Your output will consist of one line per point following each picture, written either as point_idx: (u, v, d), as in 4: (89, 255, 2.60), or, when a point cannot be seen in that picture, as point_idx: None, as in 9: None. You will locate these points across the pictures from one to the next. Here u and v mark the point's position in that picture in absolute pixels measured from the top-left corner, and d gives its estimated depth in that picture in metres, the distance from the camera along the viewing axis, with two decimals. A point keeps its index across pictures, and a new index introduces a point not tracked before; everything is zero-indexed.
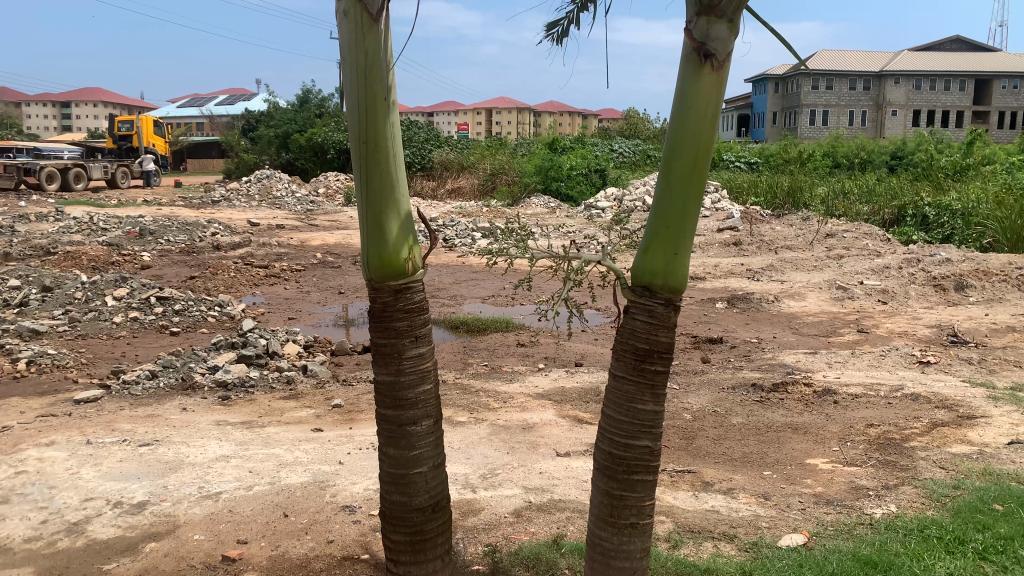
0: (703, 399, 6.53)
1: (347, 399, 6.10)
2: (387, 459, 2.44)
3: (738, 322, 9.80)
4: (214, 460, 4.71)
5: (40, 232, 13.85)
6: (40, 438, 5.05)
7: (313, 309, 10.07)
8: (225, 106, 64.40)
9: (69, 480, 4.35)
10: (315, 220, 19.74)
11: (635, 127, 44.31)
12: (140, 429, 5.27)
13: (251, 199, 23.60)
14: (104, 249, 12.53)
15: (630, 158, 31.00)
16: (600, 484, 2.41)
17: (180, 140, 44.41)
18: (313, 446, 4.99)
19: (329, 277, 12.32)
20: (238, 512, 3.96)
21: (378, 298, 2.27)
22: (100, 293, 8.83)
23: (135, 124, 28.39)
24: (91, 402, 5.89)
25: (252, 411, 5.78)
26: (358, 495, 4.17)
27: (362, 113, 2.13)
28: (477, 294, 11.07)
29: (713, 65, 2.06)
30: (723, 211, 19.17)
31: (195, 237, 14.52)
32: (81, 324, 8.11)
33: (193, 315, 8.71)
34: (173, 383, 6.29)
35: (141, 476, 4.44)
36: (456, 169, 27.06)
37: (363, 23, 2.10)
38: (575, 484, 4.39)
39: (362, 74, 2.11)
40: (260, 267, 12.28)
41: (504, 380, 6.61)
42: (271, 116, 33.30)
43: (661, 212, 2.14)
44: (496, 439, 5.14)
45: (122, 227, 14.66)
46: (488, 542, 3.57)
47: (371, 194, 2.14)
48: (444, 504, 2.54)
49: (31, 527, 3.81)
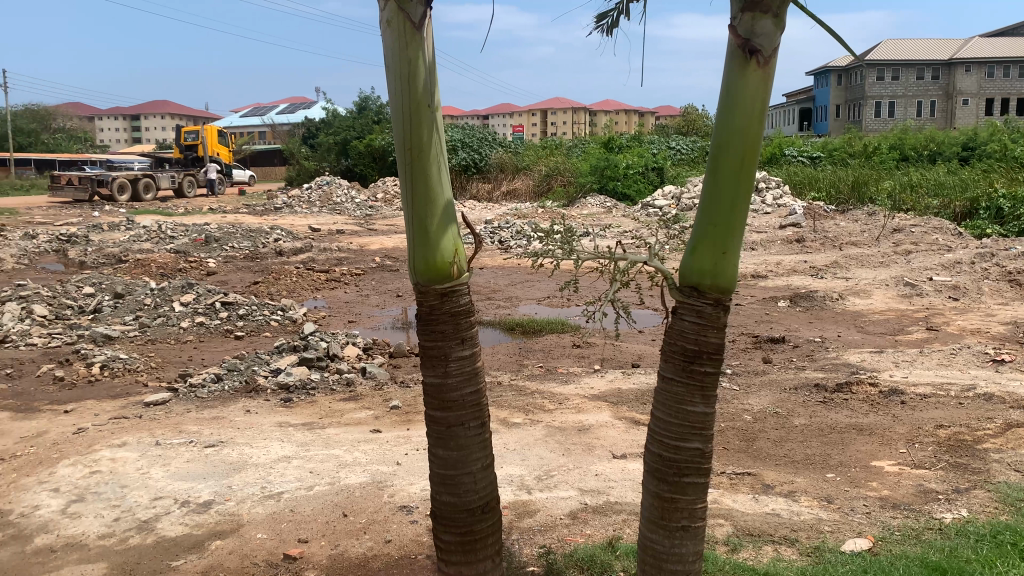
0: (764, 400, 6.40)
1: (405, 400, 6.18)
2: (436, 461, 2.47)
3: (802, 321, 9.58)
4: (276, 460, 4.83)
5: (113, 241, 14.42)
6: (113, 439, 5.25)
7: (372, 312, 10.23)
8: (287, 115, 65.97)
9: (139, 480, 4.53)
10: (374, 225, 20.08)
11: (693, 122, 43.68)
12: (205, 431, 5.44)
13: (312, 205, 24.12)
14: (172, 257, 12.92)
15: (688, 155, 30.57)
16: (651, 486, 2.39)
17: (243, 149, 45.73)
18: (372, 447, 5.07)
19: (387, 280, 12.50)
20: (300, 511, 4.05)
21: (424, 301, 2.29)
22: (168, 299, 9.13)
23: (200, 135, 29.27)
24: (160, 405, 6.10)
25: (312, 413, 5.89)
26: (416, 496, 4.21)
27: (406, 120, 2.17)
28: (532, 295, 11.10)
29: (758, 61, 2.04)
30: (785, 207, 18.79)
31: (258, 243, 14.89)
32: (150, 329, 8.42)
33: (256, 319, 8.93)
34: (237, 386, 6.48)
35: (207, 476, 4.59)
36: (511, 170, 27.15)
37: (407, 31, 2.14)
38: (632, 487, 4.35)
39: (407, 81, 2.15)
40: (321, 271, 12.55)
41: (560, 381, 6.60)
42: (329, 124, 33.99)
43: (708, 208, 2.12)
44: (552, 440, 5.14)
45: (189, 235, 15.14)
46: (543, 544, 3.57)
47: (415, 197, 2.17)
48: (494, 505, 2.55)
49: (105, 524, 4.00)
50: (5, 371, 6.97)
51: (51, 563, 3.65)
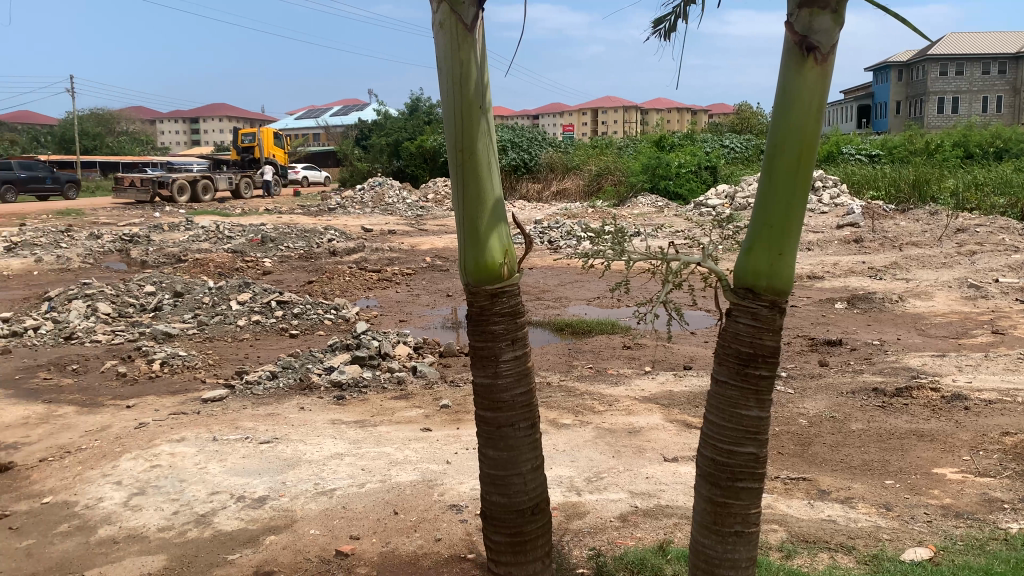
0: (821, 404, 6.25)
1: (454, 400, 6.20)
2: (486, 461, 2.47)
3: (859, 323, 9.34)
4: (329, 457, 4.90)
5: (173, 241, 14.82)
6: (172, 434, 5.40)
7: (423, 312, 10.31)
8: (340, 117, 66.95)
9: (197, 474, 4.65)
10: (424, 225, 20.24)
11: (747, 120, 42.97)
12: (261, 427, 5.55)
13: (364, 206, 24.44)
14: (229, 256, 13.22)
15: (742, 153, 30.09)
16: (704, 490, 2.35)
17: (297, 151, 46.59)
18: (422, 445, 5.11)
19: (437, 280, 12.59)
20: (351, 508, 4.10)
21: (475, 302, 2.30)
22: (225, 297, 9.34)
23: (256, 137, 29.90)
24: (217, 401, 6.25)
25: (364, 411, 5.97)
26: (465, 495, 4.23)
27: (457, 121, 2.18)
28: (582, 296, 11.05)
29: (816, 57, 2.00)
30: (843, 207, 18.35)
31: (312, 243, 15.14)
32: (208, 326, 8.63)
33: (310, 318, 9.09)
34: (292, 383, 6.60)
35: (262, 471, 4.68)
36: (561, 170, 27.10)
37: (459, 33, 2.15)
38: (683, 490, 4.29)
39: (458, 82, 2.16)
40: (372, 271, 12.70)
41: (610, 383, 6.55)
42: (381, 126, 34.38)
43: (762, 208, 2.08)
44: (601, 442, 5.11)
45: (246, 235, 15.48)
46: (593, 546, 3.55)
47: (466, 197, 2.17)
48: (544, 506, 2.54)
49: (164, 517, 4.12)
50: (71, 366, 7.23)
51: (113, 554, 3.77)
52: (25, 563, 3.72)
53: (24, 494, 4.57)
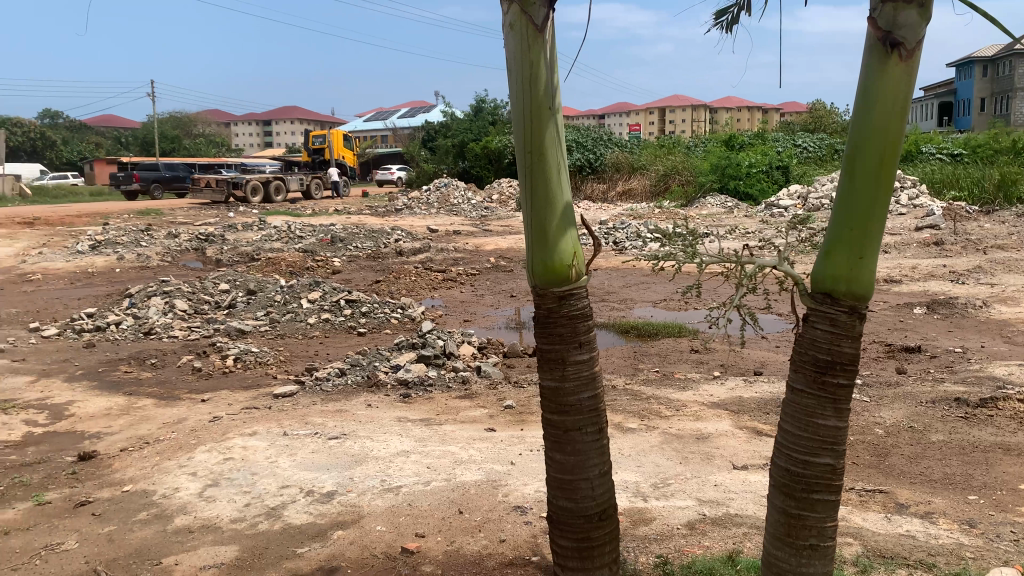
0: (898, 413, 6.03)
1: (518, 401, 6.20)
2: (554, 465, 2.46)
3: (940, 330, 8.98)
4: (395, 455, 4.96)
5: (246, 241, 15.25)
6: (244, 428, 5.55)
7: (487, 312, 10.35)
8: (408, 118, 67.88)
9: (268, 468, 4.76)
10: (489, 226, 20.33)
11: (822, 119, 41.84)
12: (329, 423, 5.66)
13: (430, 206, 24.69)
14: (299, 256, 13.54)
15: (816, 153, 29.33)
16: (777, 502, 2.29)
17: (366, 153, 47.42)
18: (487, 446, 5.12)
19: (502, 281, 12.63)
20: (417, 506, 4.14)
21: (543, 304, 2.28)
22: (296, 295, 9.55)
23: (326, 138, 30.54)
24: (287, 397, 6.40)
25: (430, 409, 6.02)
26: (529, 497, 4.22)
27: (526, 122, 2.16)
28: (648, 298, 10.92)
29: (900, 54, 1.92)
30: (922, 208, 17.69)
31: (380, 243, 15.37)
32: (280, 324, 8.85)
33: (378, 317, 9.23)
34: (359, 380, 6.71)
35: (330, 467, 4.76)
36: (627, 170, 26.88)
37: (530, 34, 2.13)
38: (753, 499, 4.19)
39: (527, 83, 2.15)
40: (438, 271, 12.82)
41: (677, 387, 6.45)
42: (448, 127, 34.72)
43: (842, 211, 2.01)
44: (668, 448, 5.03)
45: (316, 235, 15.82)
46: (659, 553, 3.50)
47: (535, 199, 2.16)
48: (612, 512, 2.52)
49: (237, 509, 4.23)
50: (150, 360, 7.51)
51: (189, 543, 3.89)
52: (106, 549, 3.87)
53: (105, 482, 4.75)
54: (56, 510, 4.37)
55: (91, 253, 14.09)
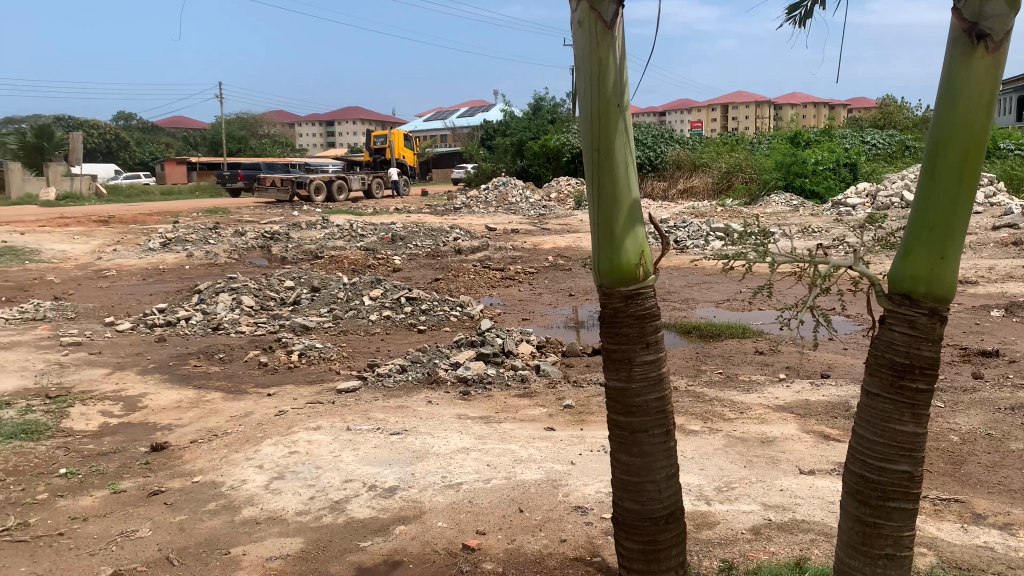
0: (973, 420, 5.81)
1: (578, 400, 6.18)
2: (619, 466, 2.43)
3: (1019, 334, 8.61)
4: (456, 451, 4.99)
5: (310, 239, 15.57)
6: (309, 422, 5.66)
7: (546, 310, 10.34)
8: (467, 118, 68.28)
9: (332, 462, 4.85)
10: (547, 224, 20.31)
11: (892, 115, 40.57)
12: (391, 419, 5.74)
13: (489, 205, 24.81)
14: (361, 254, 13.75)
15: (885, 150, 28.48)
16: (850, 509, 2.23)
17: (426, 152, 47.89)
18: (547, 445, 5.11)
19: (560, 279, 12.60)
20: (477, 503, 4.16)
21: (609, 303, 2.26)
22: (358, 293, 9.70)
23: (387, 138, 30.96)
24: (351, 392, 6.50)
25: (489, 407, 6.05)
26: (590, 497, 4.19)
27: (594, 119, 2.14)
28: (710, 298, 10.76)
29: (986, 47, 1.85)
30: (1000, 207, 17.00)
31: (439, 242, 15.51)
32: (343, 321, 9.01)
33: (438, 315, 9.31)
34: (420, 377, 6.78)
35: (392, 462, 4.82)
36: (688, 168, 26.54)
37: (598, 31, 2.11)
38: (820, 505, 4.08)
39: (596, 80, 2.13)
40: (497, 269, 12.86)
41: (741, 390, 6.33)
42: (507, 126, 34.83)
43: (922, 211, 1.95)
44: (732, 451, 4.94)
45: (377, 234, 16.05)
46: (724, 557, 3.44)
47: (602, 197, 2.13)
48: (678, 515, 2.49)
49: (302, 502, 4.32)
50: (218, 354, 7.72)
51: (256, 534, 3.99)
52: (177, 537, 4.00)
53: (177, 472, 4.91)
54: (130, 498, 4.53)
55: (162, 251, 14.56)
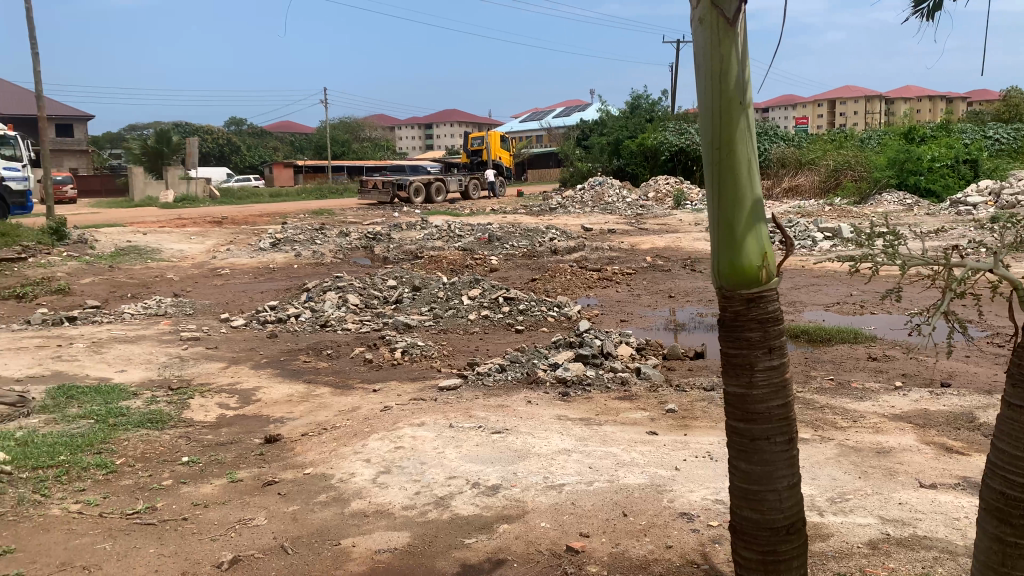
0: None
1: (681, 405, 6.08)
2: (738, 473, 2.38)
3: None
4: (557, 452, 4.99)
5: (410, 239, 15.93)
6: (413, 418, 5.78)
7: (644, 312, 10.22)
8: (563, 118, 68.27)
9: (436, 458, 4.94)
10: (645, 224, 20.09)
11: (1018, 107, 38.04)
12: (492, 417, 5.79)
13: (585, 205, 24.73)
14: (460, 254, 13.97)
15: (1011, 145, 26.76)
16: (990, 527, 2.14)
17: (522, 152, 48.17)
18: (650, 449, 5.05)
19: (659, 280, 12.42)
20: (580, 505, 4.15)
21: (729, 306, 2.21)
22: (457, 292, 9.85)
23: (484, 140, 31.31)
24: (452, 390, 6.61)
25: (590, 409, 6.03)
26: (696, 504, 4.11)
27: (715, 118, 2.10)
28: (819, 301, 10.38)
29: None
30: None
31: (536, 242, 15.56)
32: (443, 319, 9.17)
33: (535, 315, 9.35)
34: (519, 377, 6.82)
35: (495, 461, 4.87)
36: (793, 166, 25.67)
37: (720, 27, 2.08)
38: (944, 521, 3.87)
39: (717, 78, 2.09)
40: (594, 270, 12.79)
41: (854, 398, 6.08)
42: (604, 125, 34.65)
43: None
44: (845, 461, 4.75)
45: (474, 234, 16.27)
46: (840, 572, 3.32)
47: (723, 198, 2.09)
48: (800, 526, 2.41)
49: (408, 497, 4.42)
50: (326, 351, 7.99)
51: (365, 526, 4.11)
52: (291, 527, 4.16)
53: (289, 464, 5.11)
54: (246, 488, 4.74)
55: (271, 250, 15.20)
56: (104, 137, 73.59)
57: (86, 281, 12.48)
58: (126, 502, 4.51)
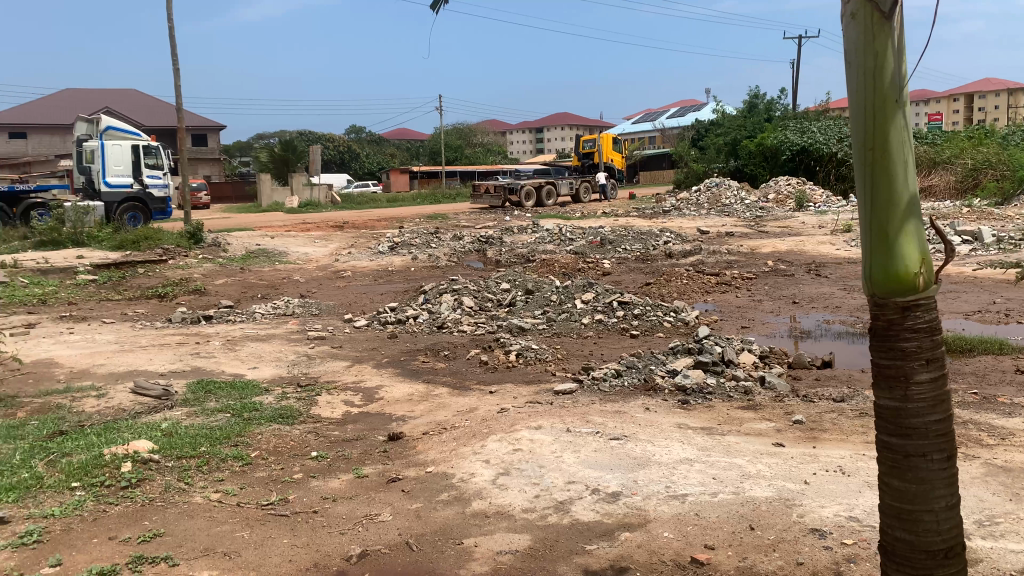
0: None
1: (809, 416, 5.84)
2: (891, 491, 2.25)
3: None
4: (679, 462, 4.89)
5: (522, 243, 16.07)
6: (530, 421, 5.81)
7: (765, 318, 9.90)
8: (677, 119, 67.11)
9: (555, 462, 4.94)
10: (764, 227, 19.47)
11: None
12: (610, 423, 5.74)
13: (701, 208, 24.22)
14: (573, 257, 13.98)
15: None
16: None
17: (635, 154, 47.66)
18: (776, 461, 4.87)
19: (781, 285, 12.00)
20: (704, 517, 4.05)
21: (882, 315, 2.10)
22: (571, 296, 9.84)
23: (596, 142, 31.19)
24: (568, 394, 6.60)
25: (711, 418, 5.87)
26: (828, 520, 3.93)
27: (868, 118, 2.00)
28: (958, 309, 9.74)
29: None
30: None
31: (649, 245, 15.36)
32: (556, 323, 9.17)
33: (651, 320, 9.22)
34: (637, 383, 6.73)
35: (614, 467, 4.82)
36: (926, 165, 24.22)
37: (874, 22, 1.97)
38: None
39: (871, 75, 1.99)
40: (711, 274, 12.50)
41: (1001, 413, 5.66)
42: (720, 126, 33.87)
43: None
44: (993, 481, 4.43)
45: (587, 237, 16.23)
46: None
47: (876, 201, 1.99)
48: (959, 551, 2.26)
49: (528, 499, 4.44)
50: (443, 352, 8.16)
51: (486, 527, 4.16)
52: (415, 524, 4.26)
53: (412, 461, 5.25)
54: (372, 483, 4.89)
55: (390, 253, 15.68)
56: (234, 146, 78.14)
57: (220, 282, 13.25)
58: (261, 493, 4.75)
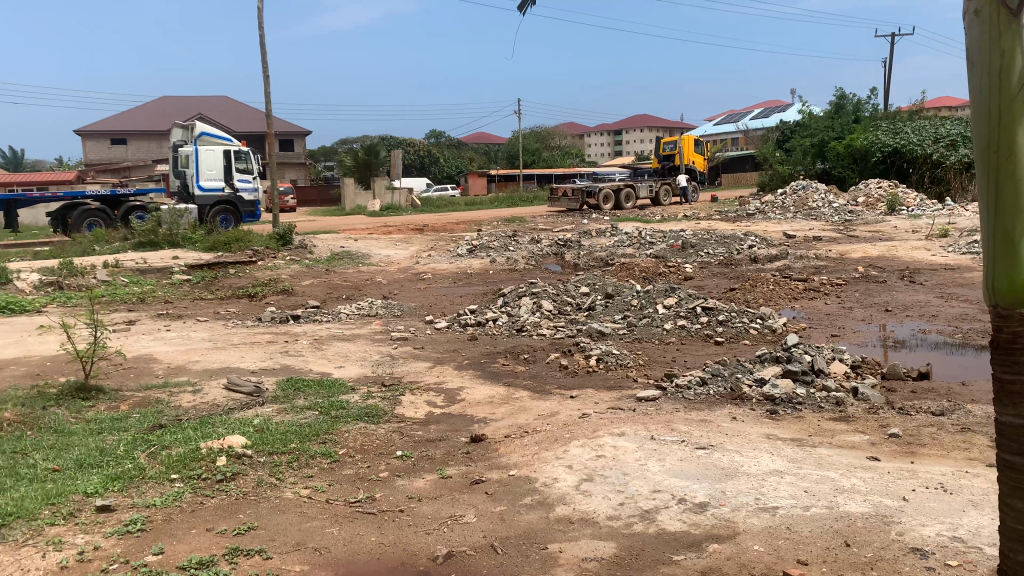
0: None
1: (906, 429, 5.60)
2: None
3: None
4: (768, 473, 4.76)
5: (601, 246, 15.96)
6: (613, 427, 5.76)
7: (856, 327, 9.55)
8: (761, 120, 65.54)
9: (639, 470, 4.88)
10: (854, 231, 18.79)
11: None
12: (695, 432, 5.64)
13: (786, 211, 23.57)
14: (653, 262, 13.81)
15: None
16: None
17: (717, 157, 46.77)
18: (872, 476, 4.68)
19: (874, 292, 11.55)
20: (796, 531, 3.93)
21: None
22: (653, 301, 9.72)
23: (677, 144, 30.73)
24: (651, 401, 6.52)
25: (800, 429, 5.71)
26: (930, 540, 3.76)
27: (991, 115, 2.04)
28: None
29: None
30: None
31: (733, 249, 15.02)
32: (637, 328, 9.07)
33: (736, 327, 9.02)
34: (723, 392, 6.59)
35: (700, 477, 4.73)
36: None
37: (1000, 20, 2.02)
38: None
39: (995, 73, 2.04)
40: (798, 280, 12.14)
41: None
42: (807, 128, 32.92)
43: None
44: None
45: (667, 241, 15.99)
46: None
47: (998, 198, 2.04)
48: None
49: (612, 507, 4.40)
50: (523, 355, 8.18)
51: (570, 533, 4.13)
52: (499, 527, 4.27)
53: (495, 464, 5.27)
54: (455, 485, 4.94)
55: (469, 256, 15.81)
56: (319, 150, 80.45)
57: (306, 283, 13.62)
58: (349, 491, 4.85)
